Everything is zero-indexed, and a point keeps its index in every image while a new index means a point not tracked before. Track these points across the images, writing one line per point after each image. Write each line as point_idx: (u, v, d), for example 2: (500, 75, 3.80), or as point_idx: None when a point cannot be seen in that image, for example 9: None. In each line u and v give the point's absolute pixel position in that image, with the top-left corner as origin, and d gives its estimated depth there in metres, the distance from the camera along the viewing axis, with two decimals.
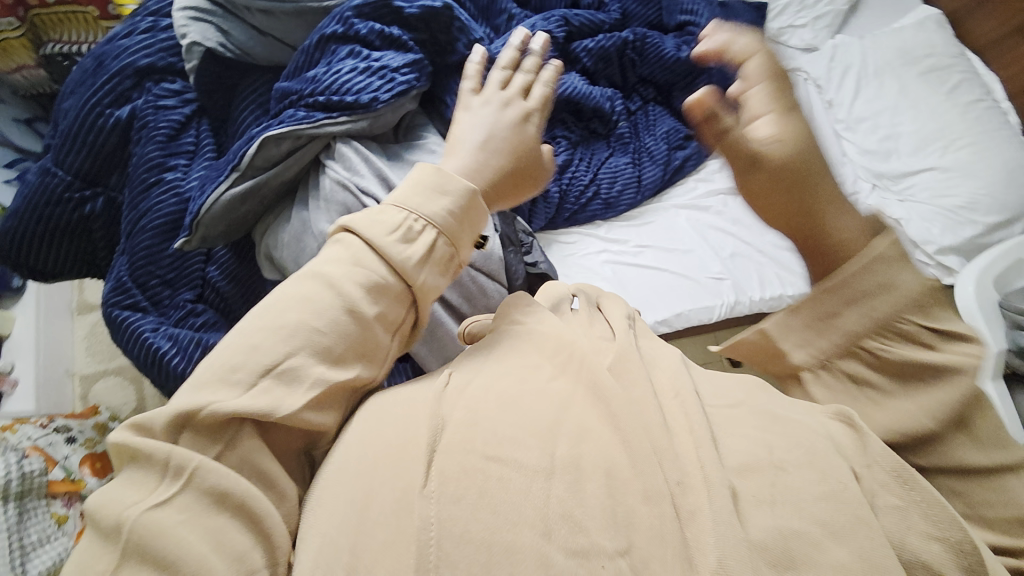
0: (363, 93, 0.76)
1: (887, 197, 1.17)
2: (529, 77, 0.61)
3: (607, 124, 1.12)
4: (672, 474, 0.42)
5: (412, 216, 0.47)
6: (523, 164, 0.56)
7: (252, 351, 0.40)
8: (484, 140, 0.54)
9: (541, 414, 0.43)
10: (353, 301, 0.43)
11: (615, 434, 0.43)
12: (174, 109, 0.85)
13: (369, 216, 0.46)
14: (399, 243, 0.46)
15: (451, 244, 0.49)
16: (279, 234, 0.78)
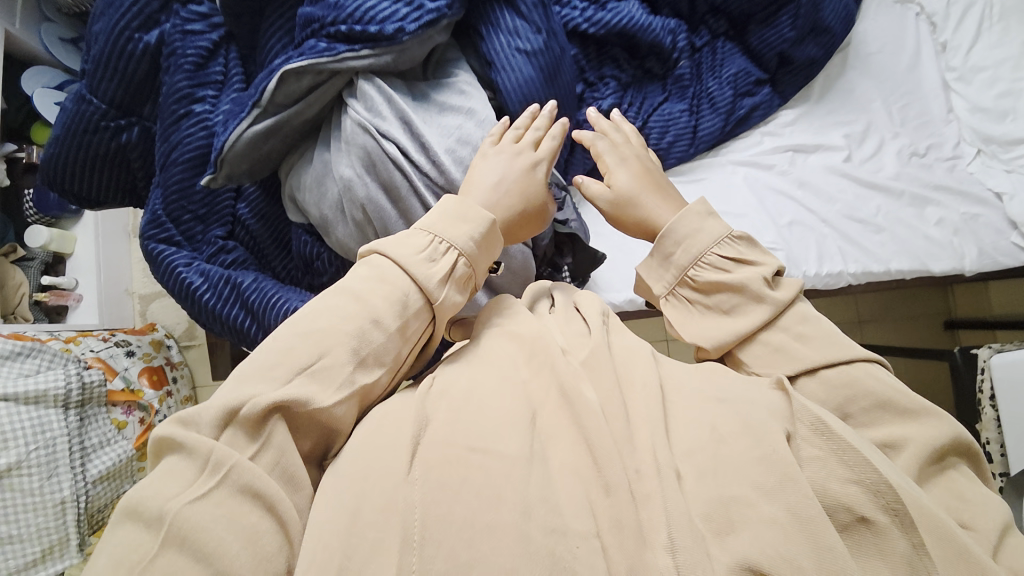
0: (387, 23, 0.71)
1: (992, 166, 1.01)
2: (539, 132, 0.65)
3: (665, 63, 0.99)
4: (629, 463, 0.42)
5: (438, 240, 0.50)
6: (534, 205, 0.61)
7: (283, 354, 0.42)
8: (498, 181, 0.59)
9: (514, 409, 0.43)
10: (378, 313, 0.45)
11: (578, 430, 0.43)
12: (202, 35, 0.82)
13: (399, 240, 0.49)
14: (423, 266, 0.48)
15: (473, 267, 0.51)
16: (302, 175, 0.77)
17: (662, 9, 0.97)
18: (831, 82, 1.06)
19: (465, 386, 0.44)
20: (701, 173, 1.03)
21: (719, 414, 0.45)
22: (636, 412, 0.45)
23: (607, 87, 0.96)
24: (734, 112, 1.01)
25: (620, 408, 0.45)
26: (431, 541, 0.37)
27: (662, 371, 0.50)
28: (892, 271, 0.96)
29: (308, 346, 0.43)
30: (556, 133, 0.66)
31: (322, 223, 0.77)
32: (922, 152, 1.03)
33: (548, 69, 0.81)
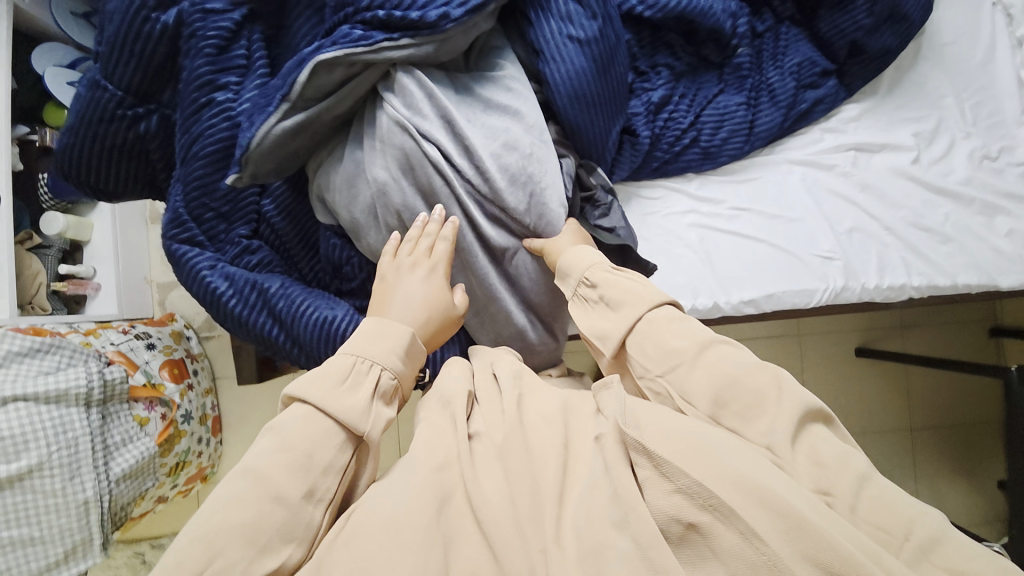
0: (430, 9, 0.64)
1: None
2: (433, 240, 0.66)
3: (724, 50, 0.91)
4: (535, 541, 0.45)
5: (360, 360, 0.54)
6: (443, 311, 0.63)
7: (179, 565, 0.44)
8: (403, 305, 0.61)
9: (417, 519, 0.45)
10: (281, 490, 0.47)
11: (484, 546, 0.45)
12: (223, 14, 0.75)
13: (314, 378, 0.52)
14: (343, 398, 0.52)
15: (395, 382, 0.56)
16: (330, 174, 0.72)
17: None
18: (901, 74, 0.97)
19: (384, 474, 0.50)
20: (753, 172, 0.96)
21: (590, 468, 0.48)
22: (517, 466, 0.50)
23: (659, 77, 0.89)
24: (796, 106, 0.93)
25: (526, 477, 0.49)
26: None
27: (567, 419, 0.53)
28: (957, 286, 0.89)
29: (235, 481, 0.48)
30: (448, 234, 0.66)
31: (351, 228, 0.72)
32: (997, 154, 0.95)
33: (602, 59, 0.73)
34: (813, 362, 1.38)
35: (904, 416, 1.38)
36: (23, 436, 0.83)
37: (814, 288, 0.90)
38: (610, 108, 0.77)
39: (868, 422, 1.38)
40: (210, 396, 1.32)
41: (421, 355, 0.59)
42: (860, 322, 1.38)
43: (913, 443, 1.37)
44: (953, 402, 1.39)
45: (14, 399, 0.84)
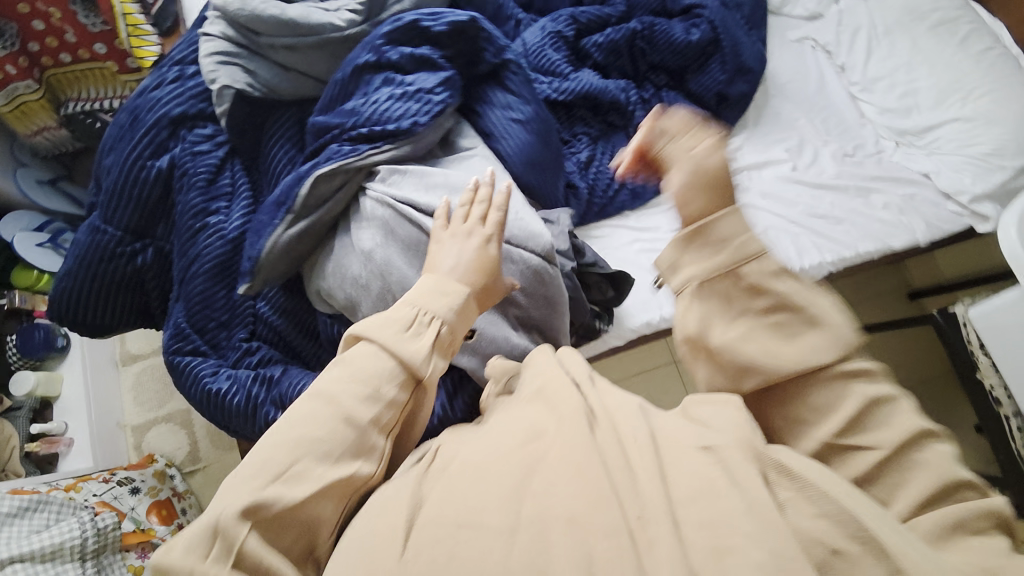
0: (403, 119, 0.77)
1: (912, 152, 1.17)
2: (484, 207, 0.69)
3: (626, 115, 1.13)
4: (632, 510, 0.45)
5: (423, 313, 0.56)
6: (490, 283, 0.64)
7: (261, 464, 0.46)
8: (453, 265, 0.62)
9: (514, 468, 0.48)
10: (351, 412, 0.50)
11: (586, 483, 0.46)
12: (209, 153, 0.87)
13: (382, 322, 0.54)
14: (408, 342, 0.53)
15: (453, 336, 0.57)
16: (325, 264, 0.80)
17: (614, 73, 1.13)
18: (761, 110, 1.24)
19: (460, 462, 0.50)
20: (675, 201, 1.15)
21: (702, 464, 0.47)
22: (609, 456, 0.49)
23: (581, 142, 1.09)
24: None
25: (619, 459, 0.48)
26: None
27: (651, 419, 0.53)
28: (861, 254, 1.08)
29: (310, 401, 0.50)
30: (500, 204, 0.69)
31: (348, 307, 0.78)
32: (851, 151, 1.20)
33: (543, 133, 0.89)
34: None
35: None
36: None
37: None
38: (554, 169, 0.92)
39: None
40: None
41: (474, 311, 0.61)
42: None
43: None
44: (905, 364, 1.55)
45: (8, 562, 0.79)
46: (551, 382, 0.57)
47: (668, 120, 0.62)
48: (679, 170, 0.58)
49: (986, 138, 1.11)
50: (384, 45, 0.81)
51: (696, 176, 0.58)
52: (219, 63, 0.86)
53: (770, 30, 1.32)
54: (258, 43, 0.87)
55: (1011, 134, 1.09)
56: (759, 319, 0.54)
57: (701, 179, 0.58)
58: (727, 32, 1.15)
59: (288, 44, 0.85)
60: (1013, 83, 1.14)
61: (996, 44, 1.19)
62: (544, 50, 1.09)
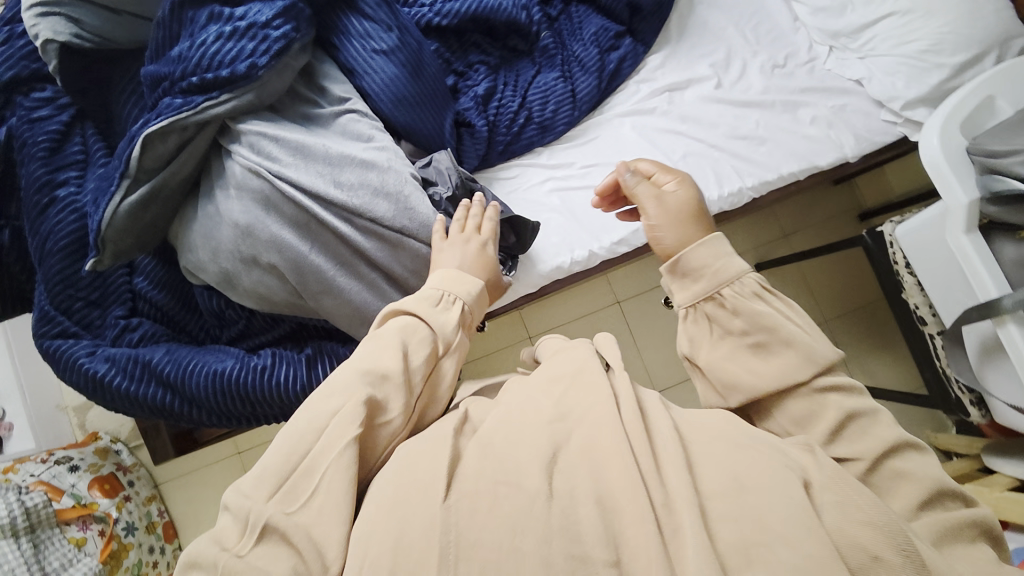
0: (238, 62, 0.67)
1: (845, 58, 1.09)
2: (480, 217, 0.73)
3: (528, 38, 1.03)
4: (657, 495, 0.42)
5: (447, 293, 0.62)
6: (493, 280, 0.70)
7: (300, 420, 0.48)
8: (461, 262, 0.67)
9: (551, 429, 0.47)
10: (387, 371, 0.52)
11: (626, 450, 0.44)
12: (50, 119, 0.80)
13: (418, 299, 0.60)
14: (438, 318, 0.59)
15: (474, 319, 0.63)
16: (189, 234, 0.74)
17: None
18: (685, 20, 1.12)
19: (493, 424, 0.49)
20: (592, 133, 1.07)
21: (736, 457, 0.45)
22: (635, 429, 0.47)
23: (479, 73, 1.00)
24: (606, 67, 1.06)
25: (646, 445, 0.46)
26: (464, 554, 0.39)
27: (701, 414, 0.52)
28: (785, 176, 1.02)
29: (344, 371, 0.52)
30: (491, 215, 0.73)
31: (222, 279, 0.74)
32: (782, 62, 1.10)
33: (412, 64, 0.82)
34: None
35: (815, 311, 1.52)
36: None
37: None
38: (435, 104, 0.85)
39: None
40: (155, 503, 1.27)
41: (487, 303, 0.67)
42: (749, 241, 1.52)
43: (830, 332, 1.51)
44: (852, 285, 1.54)
45: None
46: (578, 361, 0.55)
47: (636, 164, 0.71)
48: (652, 192, 0.68)
49: (922, 34, 1.02)
50: None
51: (675, 200, 0.67)
52: (38, 14, 0.75)
53: None
54: None
55: (948, 27, 1.00)
56: (740, 338, 0.59)
57: (673, 214, 0.66)
58: None
59: None
60: None
61: None
62: None
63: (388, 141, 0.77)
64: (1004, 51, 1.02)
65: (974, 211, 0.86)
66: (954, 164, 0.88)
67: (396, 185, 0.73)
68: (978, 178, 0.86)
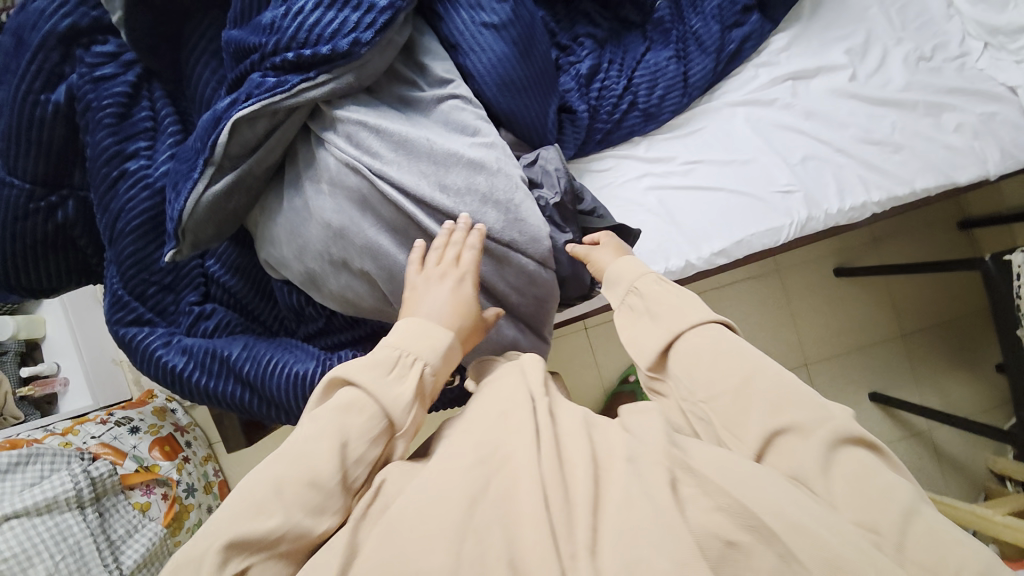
0: (339, 38, 0.59)
1: (1002, 58, 0.94)
2: (456, 247, 0.61)
3: (640, 8, 0.90)
4: (565, 551, 0.41)
5: (404, 354, 0.52)
6: (472, 323, 0.58)
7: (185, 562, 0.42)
8: (426, 310, 0.56)
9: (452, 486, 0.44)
10: (320, 474, 0.45)
11: (531, 510, 0.43)
12: (116, 78, 0.71)
13: (362, 364, 0.51)
14: (390, 391, 0.50)
15: (438, 381, 0.53)
16: (271, 228, 0.67)
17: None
18: None
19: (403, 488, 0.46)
20: (698, 122, 0.95)
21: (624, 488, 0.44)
22: (549, 473, 0.45)
23: (583, 48, 0.87)
24: (725, 48, 0.92)
25: (560, 489, 0.45)
26: None
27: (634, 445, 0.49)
28: (917, 192, 0.90)
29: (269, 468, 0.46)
30: (475, 241, 0.61)
31: (306, 279, 0.68)
32: (929, 54, 0.95)
33: (522, 41, 0.70)
34: (796, 289, 1.41)
35: (893, 324, 1.43)
36: (23, 552, 0.83)
37: (781, 225, 0.90)
38: (542, 88, 0.74)
39: (861, 337, 1.42)
40: (211, 463, 1.27)
41: (461, 354, 0.57)
42: (833, 243, 1.40)
43: (906, 346, 1.43)
44: (937, 299, 1.43)
45: (8, 517, 0.84)
46: (508, 394, 0.52)
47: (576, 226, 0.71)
48: (603, 253, 0.67)
49: None
50: None
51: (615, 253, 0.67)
52: None
53: None
54: None
55: None
56: (643, 316, 0.59)
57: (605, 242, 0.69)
58: None
59: None
60: None
61: None
62: None
63: (493, 134, 0.67)
64: None
65: None
66: None
67: (504, 188, 0.65)
68: None
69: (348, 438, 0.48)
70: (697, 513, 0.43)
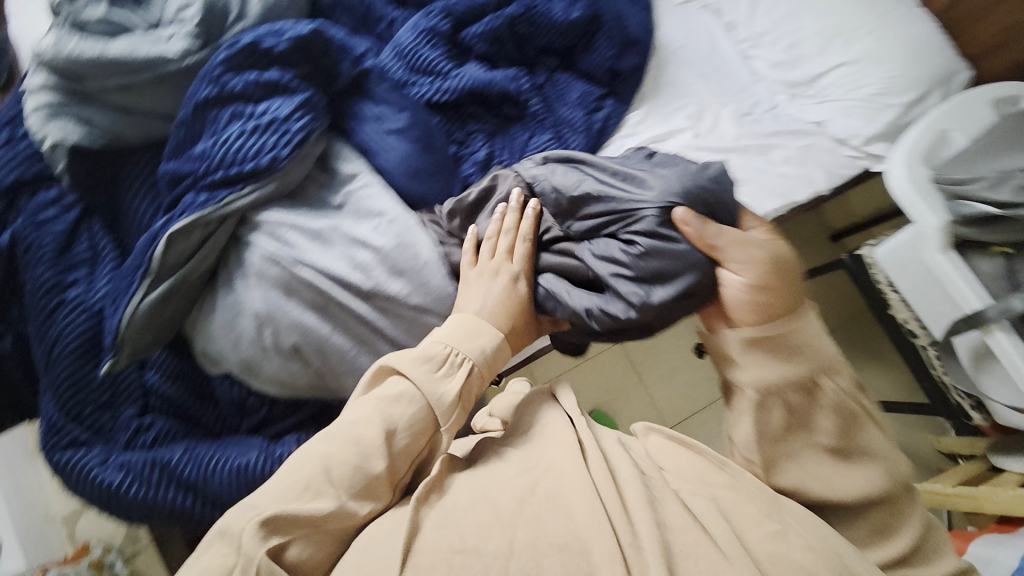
0: (261, 156, 0.71)
1: (805, 103, 1.18)
2: (510, 239, 0.74)
3: (518, 106, 1.10)
4: (625, 536, 0.56)
5: (454, 352, 0.64)
6: (518, 320, 0.70)
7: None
8: (482, 308, 0.68)
9: (518, 489, 0.59)
10: (366, 453, 0.57)
11: (603, 515, 0.57)
12: (57, 220, 0.78)
13: (413, 360, 0.62)
14: (436, 385, 0.62)
15: (485, 375, 0.65)
16: (207, 326, 0.74)
17: (501, 65, 1.10)
18: (657, 79, 1.22)
19: (465, 488, 0.60)
20: None
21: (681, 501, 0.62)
22: (602, 479, 0.61)
23: (477, 140, 1.05)
24: (592, 126, 1.14)
25: (615, 497, 0.59)
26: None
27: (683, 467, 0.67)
28: (768, 214, 1.10)
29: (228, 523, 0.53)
30: (525, 232, 0.74)
31: (243, 367, 0.73)
32: (750, 109, 1.20)
33: (423, 139, 0.84)
34: None
35: None
36: None
37: None
38: (444, 173, 0.87)
39: None
40: None
41: (505, 354, 0.68)
42: None
43: None
44: (833, 302, 1.63)
45: None
46: (553, 429, 0.67)
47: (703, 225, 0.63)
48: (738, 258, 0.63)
49: (869, 78, 1.12)
50: (223, 75, 0.73)
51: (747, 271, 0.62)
52: (45, 118, 0.76)
53: None
54: (86, 89, 0.77)
55: (897, 72, 1.11)
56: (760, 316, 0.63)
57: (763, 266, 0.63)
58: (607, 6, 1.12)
59: (121, 85, 0.77)
60: (893, 20, 1.14)
61: None
62: (420, 50, 1.01)
63: (399, 211, 0.78)
64: (947, 83, 1.13)
65: (947, 232, 0.92)
66: (925, 192, 0.95)
67: (410, 258, 0.76)
68: (946, 203, 0.94)
69: (397, 426, 0.59)
70: (750, 531, 0.59)
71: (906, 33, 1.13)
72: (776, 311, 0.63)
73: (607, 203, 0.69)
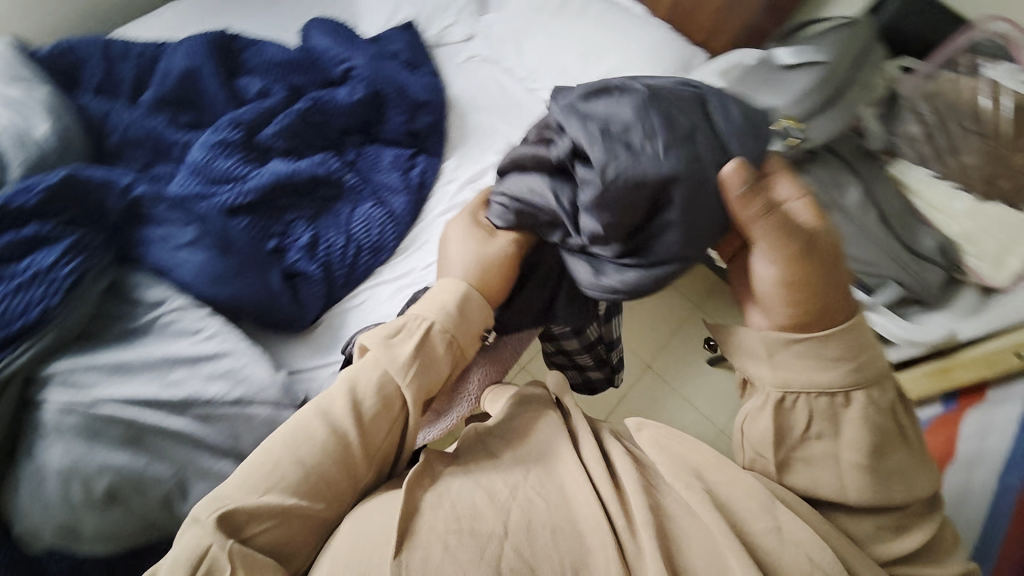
0: (30, 311, 0.72)
1: None
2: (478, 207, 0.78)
3: (335, 185, 1.17)
4: (619, 530, 0.51)
5: (415, 317, 0.61)
6: (488, 272, 0.69)
7: None
8: (460, 262, 0.69)
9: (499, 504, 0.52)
10: (324, 419, 0.54)
11: (609, 531, 0.50)
12: None
13: (438, 296, 0.63)
14: (394, 350, 0.59)
15: (460, 331, 0.62)
16: (9, 497, 0.67)
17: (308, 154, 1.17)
18: (462, 128, 1.35)
19: (451, 487, 0.53)
20: (423, 237, 1.20)
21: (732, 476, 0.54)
22: (602, 484, 0.55)
23: (299, 228, 1.10)
24: (411, 183, 1.22)
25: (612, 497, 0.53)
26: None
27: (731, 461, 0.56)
28: None
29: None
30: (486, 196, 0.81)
31: (62, 533, 0.67)
32: None
33: (220, 245, 0.89)
34: None
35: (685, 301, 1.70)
36: None
37: None
38: (255, 268, 0.91)
39: (674, 321, 1.65)
40: None
41: (477, 313, 0.64)
42: None
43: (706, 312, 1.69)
44: None
45: None
46: (547, 434, 0.60)
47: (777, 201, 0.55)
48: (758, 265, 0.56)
49: None
50: None
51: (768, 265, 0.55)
52: None
53: (439, 59, 1.42)
54: None
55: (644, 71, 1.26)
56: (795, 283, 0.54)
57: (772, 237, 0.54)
58: (386, 81, 1.23)
59: None
60: (630, 32, 1.32)
61: (606, 3, 1.37)
62: (214, 163, 1.04)
63: (214, 325, 0.84)
64: (690, 65, 1.30)
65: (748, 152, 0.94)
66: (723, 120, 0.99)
67: (227, 363, 0.82)
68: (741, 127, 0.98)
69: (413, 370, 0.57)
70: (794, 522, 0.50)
71: (643, 39, 1.30)
72: (839, 309, 0.55)
73: (602, 100, 0.63)
